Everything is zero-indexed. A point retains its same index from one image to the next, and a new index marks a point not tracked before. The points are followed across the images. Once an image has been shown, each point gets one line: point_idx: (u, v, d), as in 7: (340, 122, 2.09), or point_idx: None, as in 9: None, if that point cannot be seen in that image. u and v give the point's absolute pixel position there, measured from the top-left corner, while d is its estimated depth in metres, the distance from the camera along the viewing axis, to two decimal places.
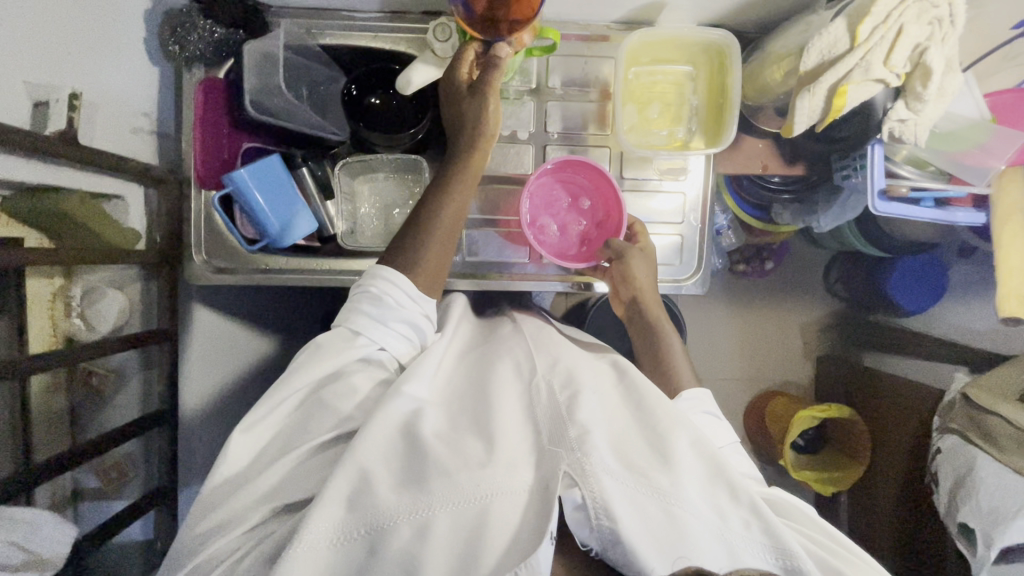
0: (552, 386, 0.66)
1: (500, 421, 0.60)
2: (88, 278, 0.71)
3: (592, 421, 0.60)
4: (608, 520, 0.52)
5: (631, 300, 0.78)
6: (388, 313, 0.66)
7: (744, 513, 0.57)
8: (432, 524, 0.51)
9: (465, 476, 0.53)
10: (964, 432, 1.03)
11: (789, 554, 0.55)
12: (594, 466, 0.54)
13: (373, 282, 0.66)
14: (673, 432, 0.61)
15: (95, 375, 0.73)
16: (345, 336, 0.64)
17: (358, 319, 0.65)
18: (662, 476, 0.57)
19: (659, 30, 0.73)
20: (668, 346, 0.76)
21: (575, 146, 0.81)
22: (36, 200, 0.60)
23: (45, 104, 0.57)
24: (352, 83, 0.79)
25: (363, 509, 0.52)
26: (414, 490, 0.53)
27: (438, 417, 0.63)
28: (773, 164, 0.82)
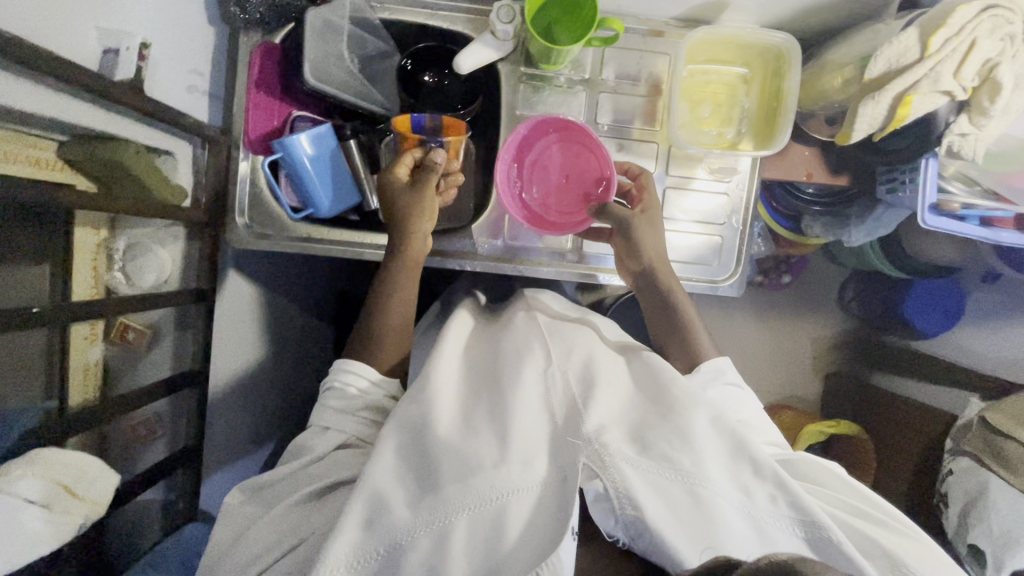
0: (568, 378, 0.63)
1: (514, 405, 0.59)
2: (132, 232, 0.70)
3: (606, 411, 0.59)
4: (631, 508, 0.52)
5: (640, 273, 0.76)
6: (353, 402, 0.67)
7: (769, 487, 0.56)
8: (450, 532, 0.51)
9: (480, 478, 0.53)
10: (978, 454, 1.04)
11: (818, 525, 0.54)
12: (612, 455, 0.54)
13: (335, 377, 0.69)
14: (691, 411, 0.59)
15: (131, 331, 0.71)
16: (316, 433, 0.66)
17: (324, 414, 0.66)
18: (684, 458, 0.55)
19: (723, 28, 0.73)
20: (682, 321, 0.74)
21: (623, 140, 0.82)
22: (100, 147, 0.61)
23: (114, 51, 0.57)
24: (408, 58, 0.81)
25: (381, 530, 0.53)
26: (429, 501, 0.53)
27: (453, 409, 0.62)
28: (818, 173, 0.82)
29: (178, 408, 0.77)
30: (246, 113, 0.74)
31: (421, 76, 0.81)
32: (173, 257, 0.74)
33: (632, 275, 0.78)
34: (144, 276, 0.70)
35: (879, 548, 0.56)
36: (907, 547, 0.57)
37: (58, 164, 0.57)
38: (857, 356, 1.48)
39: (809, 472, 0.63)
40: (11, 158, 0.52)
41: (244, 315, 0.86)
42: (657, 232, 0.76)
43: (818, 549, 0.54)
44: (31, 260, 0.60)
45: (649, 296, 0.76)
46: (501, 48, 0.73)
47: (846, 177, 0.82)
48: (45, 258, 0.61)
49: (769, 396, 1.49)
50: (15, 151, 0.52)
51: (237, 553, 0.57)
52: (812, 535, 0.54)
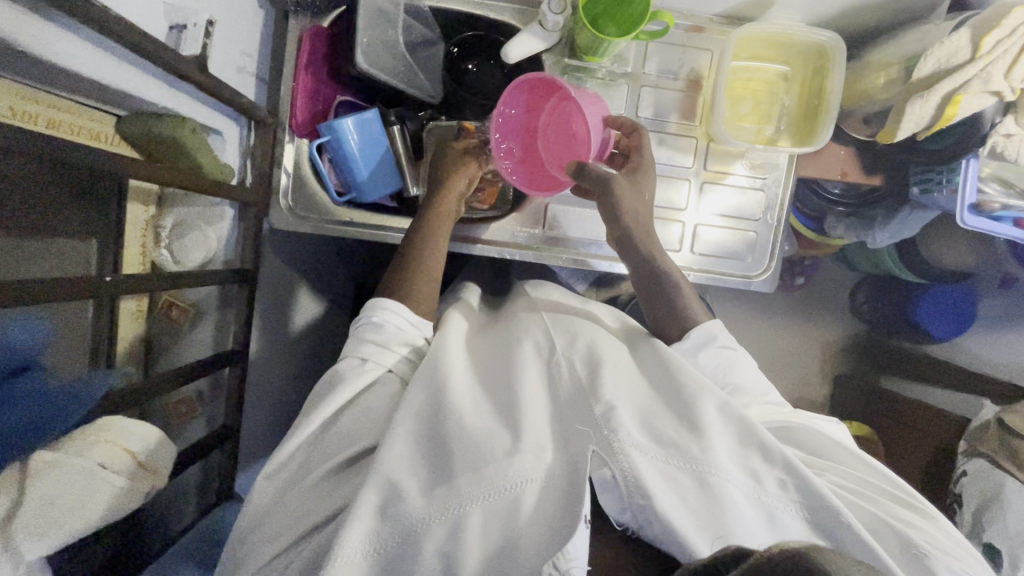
0: (572, 362, 0.62)
1: (523, 398, 0.58)
2: (178, 211, 0.72)
3: (617, 395, 0.57)
4: (642, 497, 0.50)
5: (621, 237, 0.73)
6: (391, 337, 0.67)
7: (780, 473, 0.53)
8: (465, 522, 0.49)
9: (493, 468, 0.51)
10: (993, 456, 1.02)
11: (830, 509, 0.51)
12: (622, 442, 0.52)
13: (374, 311, 0.68)
14: (699, 399, 0.58)
15: (175, 308, 0.73)
16: (353, 365, 0.64)
17: (364, 347, 0.65)
18: (693, 445, 0.53)
19: (770, 25, 0.74)
20: (677, 301, 0.72)
21: (663, 134, 0.82)
22: (150, 120, 0.61)
23: (181, 28, 0.58)
24: (455, 46, 0.83)
25: (394, 518, 0.51)
26: (442, 490, 0.51)
27: (464, 398, 0.59)
28: (852, 172, 0.83)
29: (216, 386, 0.77)
30: (294, 94, 0.74)
31: (465, 65, 0.83)
32: (218, 236, 0.73)
33: (615, 241, 0.75)
34: (189, 255, 0.70)
35: (887, 527, 0.55)
36: (923, 533, 0.55)
37: (115, 140, 0.60)
38: (866, 360, 1.46)
39: (813, 448, 0.62)
40: (56, 125, 0.53)
41: (276, 298, 0.86)
42: (641, 194, 0.73)
43: (829, 534, 0.52)
44: (81, 234, 0.63)
45: (639, 268, 0.73)
46: (548, 38, 0.74)
47: (880, 177, 0.83)
48: (94, 234, 0.63)
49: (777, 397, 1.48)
50: (59, 118, 0.53)
51: (273, 520, 0.57)
52: (823, 521, 0.52)
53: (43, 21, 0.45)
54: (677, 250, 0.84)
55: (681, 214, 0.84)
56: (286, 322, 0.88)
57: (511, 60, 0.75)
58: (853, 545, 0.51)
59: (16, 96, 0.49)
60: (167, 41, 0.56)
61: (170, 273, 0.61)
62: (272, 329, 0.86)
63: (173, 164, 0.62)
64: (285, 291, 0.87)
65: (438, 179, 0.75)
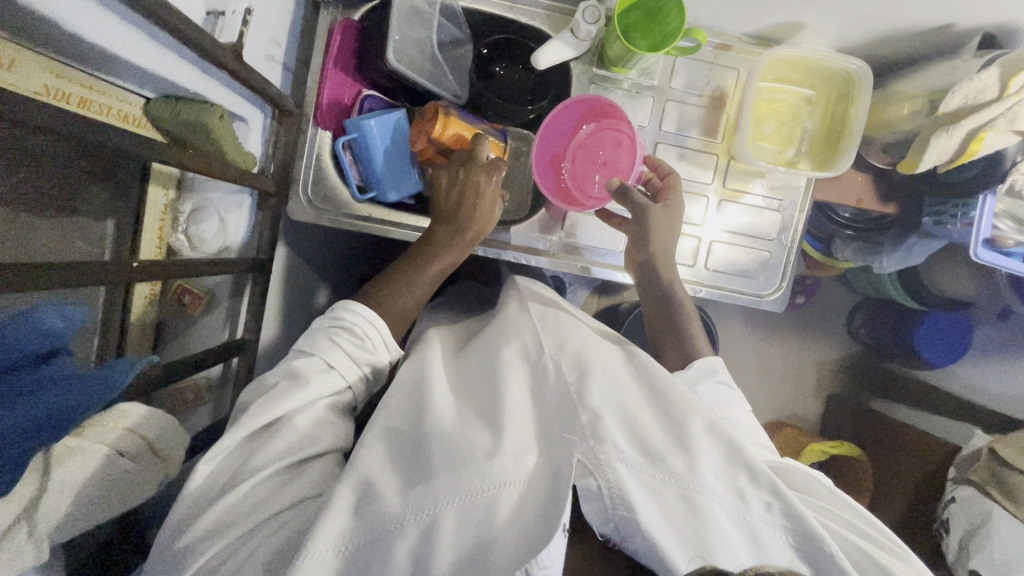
0: (557, 368, 0.61)
1: (506, 407, 0.57)
2: (198, 197, 0.70)
3: (604, 404, 0.56)
4: (625, 509, 0.50)
5: (643, 262, 0.77)
6: (364, 353, 0.65)
7: (765, 495, 0.53)
8: (439, 522, 0.48)
9: (473, 469, 0.50)
10: (983, 484, 0.99)
11: (813, 535, 0.51)
12: (608, 454, 0.51)
13: (356, 321, 0.65)
14: (688, 417, 0.58)
15: (188, 295, 0.72)
16: (317, 367, 0.61)
17: (334, 354, 0.62)
18: (678, 462, 0.53)
19: (800, 47, 0.74)
20: (681, 329, 0.73)
21: (683, 148, 0.83)
22: (178, 105, 0.60)
23: (219, 14, 0.57)
24: (486, 45, 0.82)
25: (369, 516, 0.50)
26: (419, 488, 0.50)
27: (448, 406, 0.59)
28: (868, 199, 0.84)
29: (226, 373, 0.75)
30: (322, 88, 0.74)
31: (494, 67, 0.82)
32: (237, 225, 0.72)
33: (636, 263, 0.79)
34: (206, 242, 0.69)
35: (861, 553, 0.54)
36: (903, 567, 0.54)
37: (142, 123, 0.60)
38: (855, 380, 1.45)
39: (800, 474, 0.62)
40: (87, 106, 0.52)
41: (288, 288, 0.85)
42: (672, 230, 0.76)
43: (815, 563, 0.51)
44: (102, 214, 0.63)
45: (653, 291, 0.75)
46: (578, 47, 0.74)
47: (894, 206, 0.85)
48: (109, 214, 0.63)
49: (766, 412, 1.47)
50: (90, 98, 0.53)
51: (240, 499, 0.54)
52: (806, 545, 0.51)
53: (92, 2, 0.45)
54: (692, 265, 0.85)
55: (698, 229, 0.84)
56: (292, 312, 0.87)
57: (539, 67, 0.75)
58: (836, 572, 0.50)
59: (50, 73, 0.49)
60: (204, 26, 0.55)
61: (203, 262, 0.60)
62: (280, 321, 0.84)
63: (197, 148, 0.61)
64: (294, 282, 0.85)
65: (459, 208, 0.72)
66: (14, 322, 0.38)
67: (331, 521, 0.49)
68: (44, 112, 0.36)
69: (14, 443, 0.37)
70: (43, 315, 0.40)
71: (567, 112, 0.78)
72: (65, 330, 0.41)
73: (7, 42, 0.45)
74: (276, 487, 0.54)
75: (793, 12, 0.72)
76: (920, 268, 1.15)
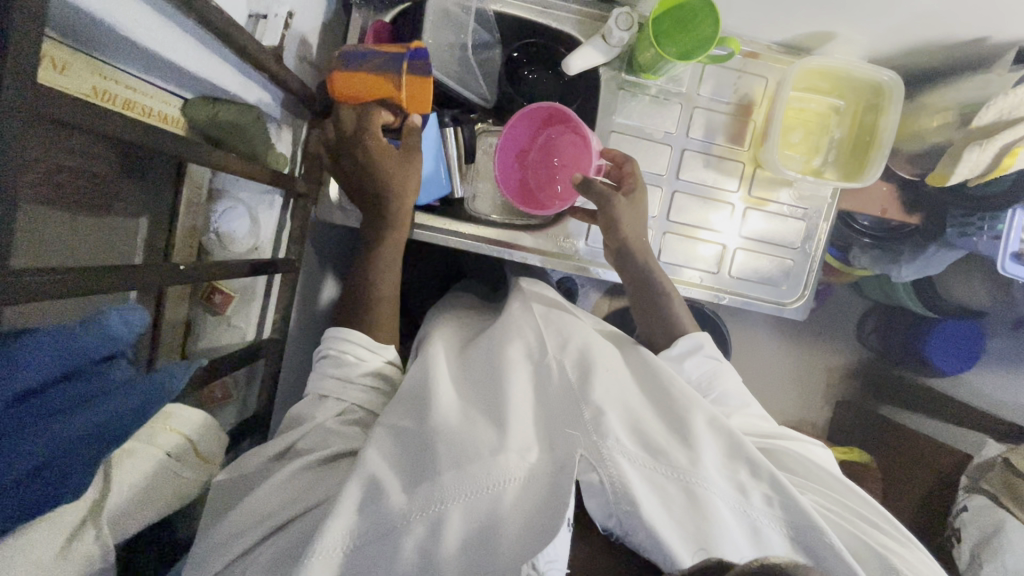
0: (562, 365, 0.61)
1: (510, 404, 0.57)
2: (229, 197, 0.71)
3: (607, 400, 0.56)
4: (628, 503, 0.49)
5: (618, 249, 0.75)
6: (351, 370, 0.64)
7: (765, 489, 0.53)
8: (445, 519, 0.48)
9: (479, 465, 0.50)
10: (996, 493, 1.00)
11: (813, 527, 0.51)
12: (610, 449, 0.51)
13: (331, 342, 0.66)
14: (690, 414, 0.58)
15: (218, 294, 0.71)
16: (314, 402, 0.63)
17: (324, 382, 0.63)
18: (681, 456, 0.53)
19: (831, 58, 0.75)
20: (663, 309, 0.73)
21: (708, 155, 0.83)
22: (215, 107, 0.60)
23: (261, 17, 0.57)
24: (517, 49, 0.83)
25: (376, 514, 0.49)
26: (425, 486, 0.50)
27: (451, 402, 0.59)
28: (892, 209, 0.85)
29: (253, 371, 0.76)
30: None
31: (524, 71, 0.83)
32: (268, 226, 0.74)
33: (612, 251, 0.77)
34: (236, 242, 0.69)
35: (860, 544, 0.55)
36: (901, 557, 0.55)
37: (179, 123, 0.57)
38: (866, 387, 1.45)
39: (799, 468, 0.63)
40: (132, 108, 0.51)
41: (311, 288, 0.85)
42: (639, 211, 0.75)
43: (814, 553, 0.51)
44: (135, 214, 0.63)
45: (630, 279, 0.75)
46: (609, 53, 0.75)
47: (919, 217, 0.85)
48: (144, 213, 0.64)
49: (776, 416, 1.47)
50: (135, 100, 0.51)
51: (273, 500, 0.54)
52: (804, 536, 0.52)
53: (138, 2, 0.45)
54: (714, 271, 0.85)
55: (721, 236, 0.84)
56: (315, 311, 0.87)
57: (570, 72, 0.75)
58: (836, 564, 0.51)
59: (99, 75, 0.48)
60: (248, 29, 0.55)
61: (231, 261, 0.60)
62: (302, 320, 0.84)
63: (234, 150, 0.61)
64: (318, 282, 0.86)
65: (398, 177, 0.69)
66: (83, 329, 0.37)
67: (335, 522, 0.49)
68: (102, 117, 0.36)
69: (86, 445, 0.36)
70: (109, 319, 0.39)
71: (525, 123, 0.80)
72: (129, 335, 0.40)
73: (61, 45, 0.44)
74: (303, 484, 0.55)
75: (827, 22, 0.72)
76: (936, 277, 1.15)
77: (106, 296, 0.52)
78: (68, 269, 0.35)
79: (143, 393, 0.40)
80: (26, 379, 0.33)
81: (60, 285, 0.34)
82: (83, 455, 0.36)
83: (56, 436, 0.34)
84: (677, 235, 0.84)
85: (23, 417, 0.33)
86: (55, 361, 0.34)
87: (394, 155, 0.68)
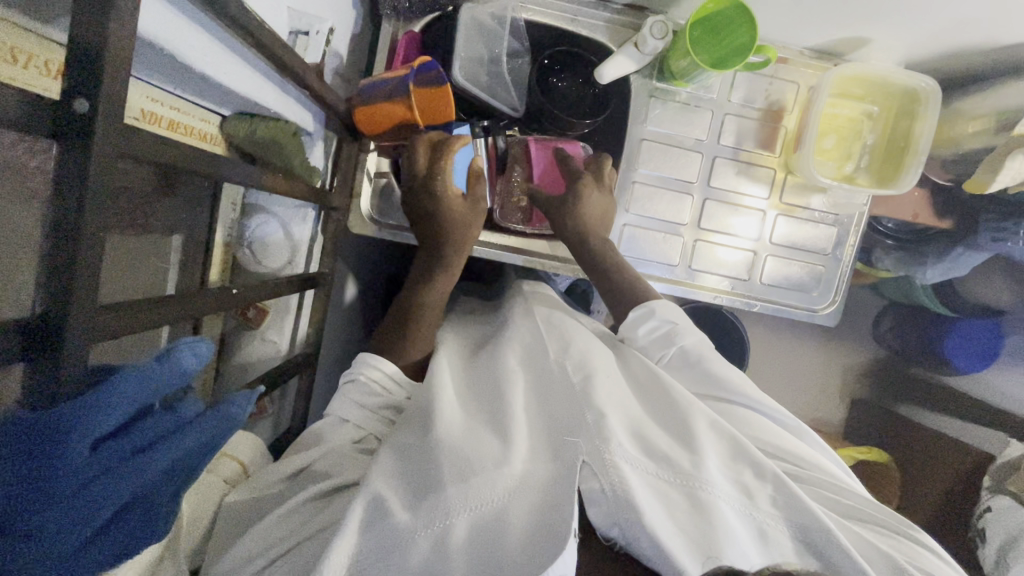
0: (562, 368, 0.60)
1: (512, 413, 0.56)
2: (262, 211, 0.69)
3: (608, 404, 0.55)
4: (630, 511, 0.47)
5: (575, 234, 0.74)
6: (373, 399, 0.62)
7: (770, 491, 0.52)
8: (452, 532, 0.46)
9: (483, 478, 0.48)
10: (1021, 494, 1.00)
11: (822, 529, 0.50)
12: (613, 453, 0.50)
13: (360, 369, 0.63)
14: (692, 416, 0.57)
15: (252, 309, 0.71)
16: (332, 424, 0.60)
17: (346, 408, 0.61)
18: (684, 460, 0.52)
19: (868, 64, 0.74)
20: (619, 280, 0.73)
21: (738, 162, 0.82)
22: (254, 123, 0.59)
23: (302, 34, 0.57)
24: (547, 57, 0.80)
25: (380, 531, 0.46)
26: (429, 499, 0.47)
27: (455, 410, 0.57)
28: (924, 213, 0.85)
29: (284, 385, 0.75)
30: None
31: (554, 79, 0.80)
32: (302, 239, 0.72)
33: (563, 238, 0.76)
34: (270, 257, 0.68)
35: (870, 546, 0.53)
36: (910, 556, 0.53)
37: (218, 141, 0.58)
38: (884, 387, 1.45)
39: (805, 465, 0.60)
40: (176, 128, 0.51)
41: None
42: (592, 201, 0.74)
43: (823, 556, 0.50)
44: (166, 231, 0.61)
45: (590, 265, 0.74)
46: (641, 61, 0.74)
47: (948, 221, 0.85)
48: (179, 229, 0.63)
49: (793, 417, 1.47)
50: (178, 120, 0.51)
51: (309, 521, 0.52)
52: (808, 537, 0.50)
53: (207, 34, 0.46)
54: (744, 278, 0.85)
55: (750, 243, 0.84)
56: None
57: (603, 81, 0.75)
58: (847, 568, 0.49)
59: (148, 98, 0.48)
60: (289, 44, 0.55)
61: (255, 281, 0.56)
62: None
63: (269, 165, 0.61)
64: None
65: (450, 220, 0.70)
66: (155, 368, 0.35)
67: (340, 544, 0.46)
68: (165, 146, 0.36)
69: (164, 481, 0.37)
70: (179, 351, 0.36)
71: None
72: (197, 368, 0.38)
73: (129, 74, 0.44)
74: (327, 501, 0.52)
75: (862, 28, 0.72)
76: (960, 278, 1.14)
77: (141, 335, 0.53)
78: (137, 298, 0.35)
79: (211, 428, 0.40)
80: (117, 419, 0.32)
81: (138, 322, 0.35)
82: (161, 491, 0.37)
83: (141, 475, 0.35)
84: (706, 243, 0.83)
85: (123, 453, 0.33)
86: (136, 399, 0.33)
87: (462, 203, 0.71)
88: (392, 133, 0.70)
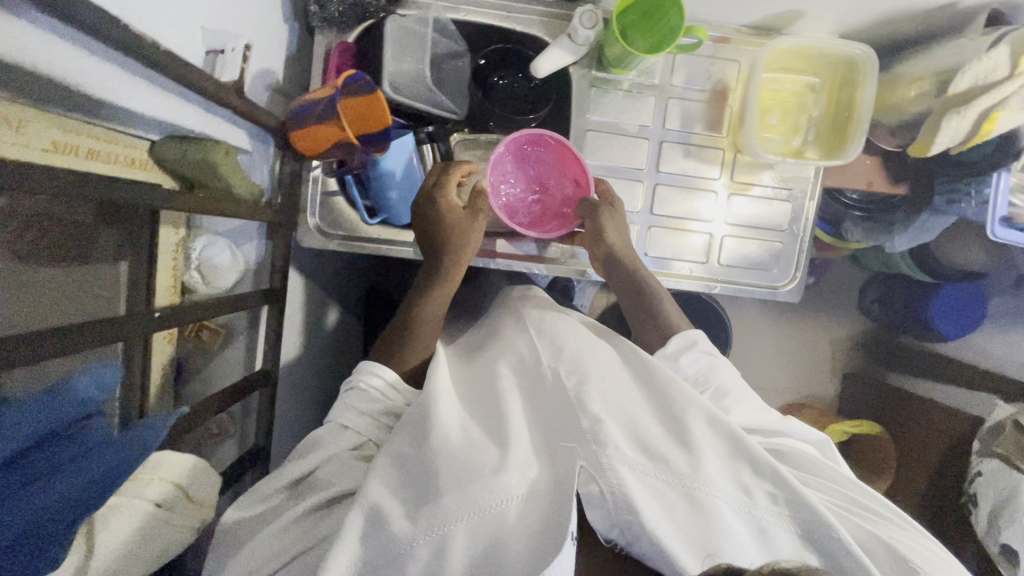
0: (555, 373, 0.58)
1: (508, 419, 0.55)
2: (207, 233, 0.69)
3: (605, 406, 0.53)
4: (628, 512, 0.47)
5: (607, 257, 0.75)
6: (376, 406, 0.60)
7: (768, 486, 0.51)
8: (450, 541, 0.46)
9: (480, 484, 0.48)
10: (1011, 457, 0.98)
11: (821, 523, 0.49)
12: (611, 457, 0.49)
13: (364, 375, 0.62)
14: (689, 412, 0.55)
15: (205, 330, 0.72)
16: (332, 431, 0.59)
17: (346, 414, 0.59)
18: (682, 461, 0.51)
19: (802, 36, 0.74)
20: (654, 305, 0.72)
21: (687, 145, 0.82)
22: (185, 144, 0.59)
23: (219, 53, 0.57)
24: (483, 57, 0.83)
25: (381, 541, 0.47)
26: (427, 507, 0.48)
27: (451, 416, 0.55)
28: (877, 181, 0.84)
29: (247, 404, 0.75)
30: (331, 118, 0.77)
31: (494, 78, 0.82)
32: (247, 256, 0.73)
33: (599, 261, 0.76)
34: (220, 277, 0.69)
35: (869, 537, 0.52)
36: (910, 544, 0.53)
37: (148, 165, 0.58)
38: (873, 357, 1.44)
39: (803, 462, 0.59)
40: (96, 156, 0.51)
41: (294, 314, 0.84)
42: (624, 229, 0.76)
43: (821, 548, 0.49)
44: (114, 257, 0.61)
45: (622, 286, 0.74)
46: (577, 52, 0.74)
47: (903, 186, 0.85)
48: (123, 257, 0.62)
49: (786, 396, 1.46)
50: (99, 149, 0.51)
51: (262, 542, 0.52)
52: (810, 532, 0.50)
53: (110, 64, 0.46)
54: (703, 261, 0.84)
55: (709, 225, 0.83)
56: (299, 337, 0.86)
57: (540, 75, 0.75)
58: (845, 560, 0.49)
59: (57, 129, 0.48)
60: (204, 66, 0.55)
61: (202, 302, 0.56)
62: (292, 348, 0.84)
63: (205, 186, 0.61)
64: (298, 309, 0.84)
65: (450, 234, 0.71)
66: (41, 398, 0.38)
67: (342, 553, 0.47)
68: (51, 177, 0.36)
69: (74, 508, 0.38)
70: (78, 385, 0.41)
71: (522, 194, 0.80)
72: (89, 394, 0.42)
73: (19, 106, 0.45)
74: (281, 517, 0.52)
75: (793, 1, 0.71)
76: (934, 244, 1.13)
77: (72, 358, 0.51)
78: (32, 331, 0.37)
79: (117, 455, 0.42)
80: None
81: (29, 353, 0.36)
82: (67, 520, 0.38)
83: (37, 502, 0.36)
84: (662, 228, 0.83)
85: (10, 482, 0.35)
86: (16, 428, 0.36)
87: (463, 211, 0.72)
88: (334, 150, 0.69)
